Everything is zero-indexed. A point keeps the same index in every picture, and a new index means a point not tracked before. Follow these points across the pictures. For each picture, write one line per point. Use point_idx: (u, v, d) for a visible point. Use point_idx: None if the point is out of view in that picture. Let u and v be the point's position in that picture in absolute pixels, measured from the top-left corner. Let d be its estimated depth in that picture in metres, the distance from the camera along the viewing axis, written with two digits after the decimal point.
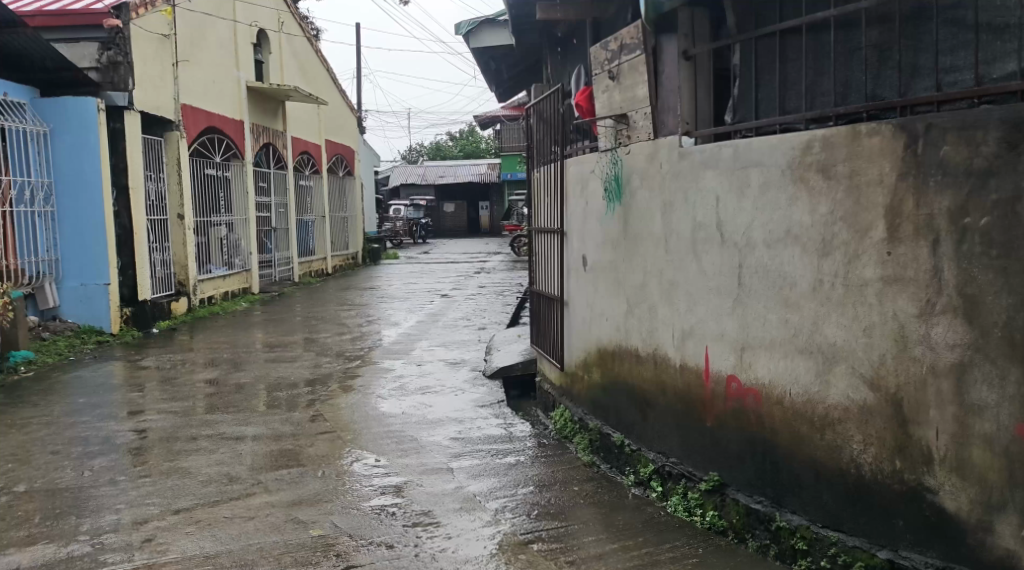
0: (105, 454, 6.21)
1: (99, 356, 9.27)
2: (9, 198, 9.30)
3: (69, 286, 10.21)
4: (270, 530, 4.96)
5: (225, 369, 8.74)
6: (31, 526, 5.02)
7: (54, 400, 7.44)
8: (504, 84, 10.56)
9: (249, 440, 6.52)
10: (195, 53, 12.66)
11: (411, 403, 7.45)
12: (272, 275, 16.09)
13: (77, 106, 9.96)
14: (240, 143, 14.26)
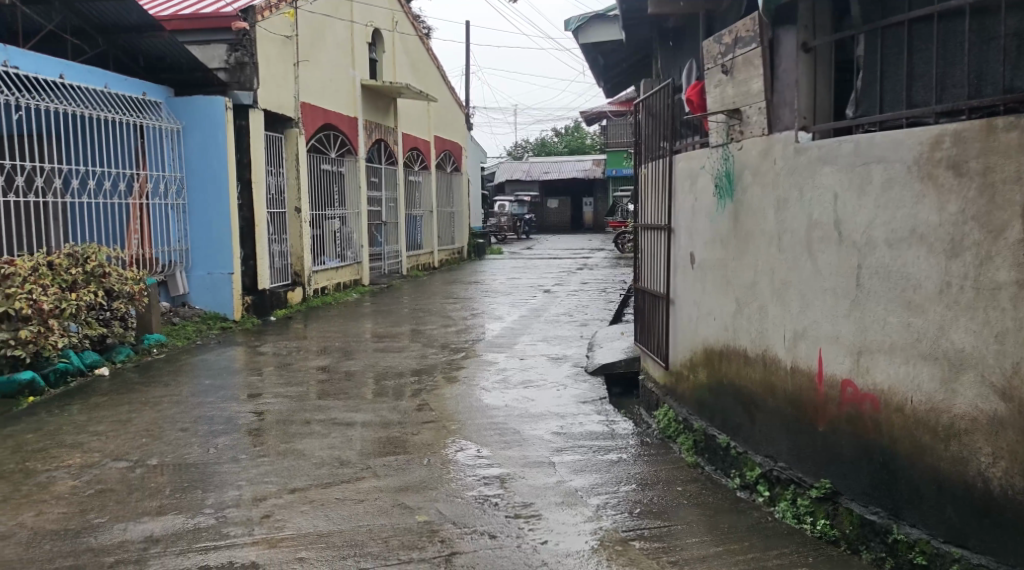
0: (228, 433, 6.52)
1: (222, 340, 9.72)
2: (145, 191, 9.84)
3: (197, 275, 10.74)
4: (378, 513, 5.12)
5: (337, 357, 9.03)
6: (161, 497, 5.32)
7: (182, 381, 7.85)
8: (612, 80, 10.55)
9: (359, 426, 6.72)
10: (315, 52, 13.09)
11: (514, 396, 7.54)
12: (383, 268, 16.51)
13: (208, 105, 10.45)
14: (354, 139, 14.63)
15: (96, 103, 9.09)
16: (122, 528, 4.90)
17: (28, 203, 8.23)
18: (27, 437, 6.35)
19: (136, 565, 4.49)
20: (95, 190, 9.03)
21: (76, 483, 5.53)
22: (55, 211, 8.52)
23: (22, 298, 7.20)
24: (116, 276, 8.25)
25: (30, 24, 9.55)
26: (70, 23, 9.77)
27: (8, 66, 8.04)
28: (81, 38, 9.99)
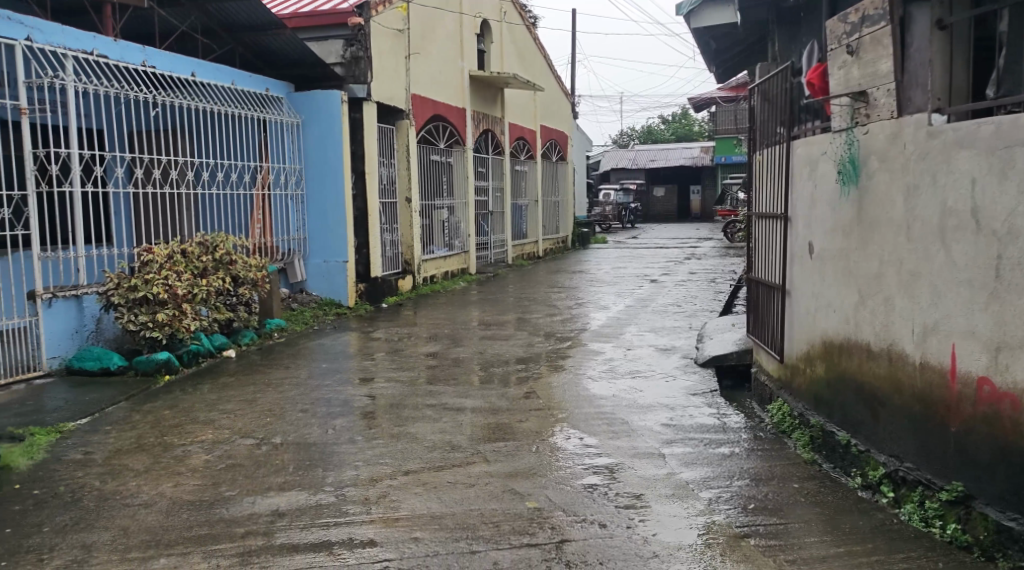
0: (344, 415, 6.71)
1: (338, 326, 10.00)
2: (267, 182, 10.20)
3: (313, 262, 11.07)
4: (489, 498, 5.19)
5: (445, 343, 9.16)
6: (285, 473, 5.56)
7: (301, 364, 8.12)
8: (725, 64, 10.32)
9: (468, 412, 6.82)
10: (425, 44, 13.27)
11: (622, 386, 7.49)
12: (489, 257, 16.66)
13: (326, 98, 10.76)
14: (462, 129, 14.78)
15: (223, 98, 9.48)
16: (251, 501, 5.16)
17: (162, 194, 8.66)
18: (163, 413, 6.70)
19: (263, 537, 4.73)
20: (223, 182, 9.42)
21: (208, 457, 5.83)
22: (186, 202, 8.93)
23: (159, 283, 7.64)
24: (242, 263, 8.57)
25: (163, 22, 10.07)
26: (200, 24, 10.14)
27: (145, 66, 8.47)
28: (210, 38, 10.37)
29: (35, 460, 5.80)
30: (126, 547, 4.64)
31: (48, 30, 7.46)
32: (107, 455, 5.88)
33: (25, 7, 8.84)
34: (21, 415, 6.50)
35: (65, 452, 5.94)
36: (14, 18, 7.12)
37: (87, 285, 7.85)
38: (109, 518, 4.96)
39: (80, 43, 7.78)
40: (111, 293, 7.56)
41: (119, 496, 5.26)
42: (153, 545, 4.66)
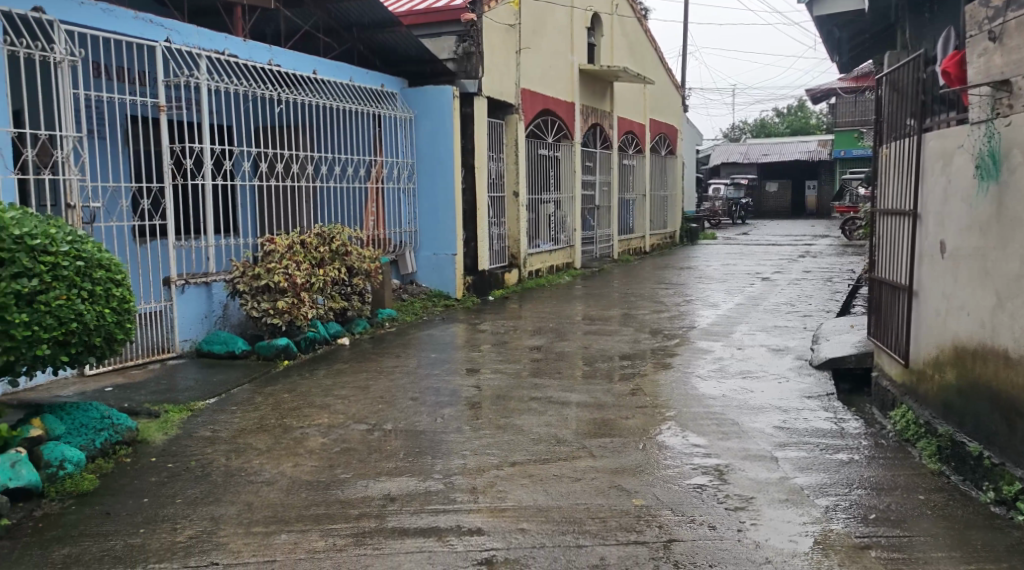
0: (451, 405, 6.76)
1: (446, 317, 10.09)
2: (381, 175, 10.38)
3: (424, 255, 11.22)
4: (595, 493, 5.11)
5: (551, 337, 9.11)
6: (396, 460, 5.67)
7: (410, 353, 8.21)
8: (849, 53, 9.91)
9: (574, 406, 6.76)
10: (536, 39, 13.25)
11: (732, 386, 7.30)
12: (595, 251, 16.53)
13: (438, 94, 10.86)
14: (571, 123, 14.70)
15: (341, 94, 9.69)
16: (364, 484, 5.32)
17: (284, 187, 8.91)
18: (283, 396, 6.90)
19: (376, 520, 4.86)
20: (341, 175, 9.63)
21: (325, 440, 6.03)
22: (306, 195, 9.17)
23: (280, 272, 7.87)
24: (356, 254, 8.68)
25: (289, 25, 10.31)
26: (323, 24, 10.32)
27: (272, 64, 8.72)
28: (332, 37, 10.56)
29: (168, 435, 6.13)
30: (249, 522, 4.90)
31: (185, 32, 7.76)
32: (233, 434, 6.15)
33: (164, 10, 9.23)
34: (155, 392, 6.81)
35: (195, 429, 6.24)
36: (155, 21, 7.44)
37: (216, 273, 8.17)
38: (235, 493, 5.25)
39: (213, 44, 8.07)
40: (237, 281, 7.90)
41: (243, 473, 5.54)
42: (276, 521, 4.91)
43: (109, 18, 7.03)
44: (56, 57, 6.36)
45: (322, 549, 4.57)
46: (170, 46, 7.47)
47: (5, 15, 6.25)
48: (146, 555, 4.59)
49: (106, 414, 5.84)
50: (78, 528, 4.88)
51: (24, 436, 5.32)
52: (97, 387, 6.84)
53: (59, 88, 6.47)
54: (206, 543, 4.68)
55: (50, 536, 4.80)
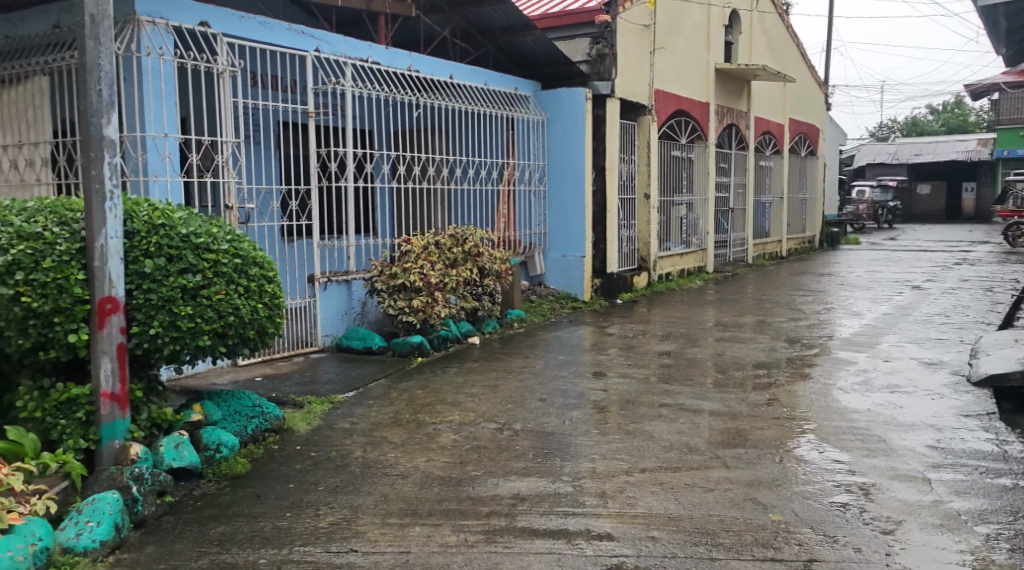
0: (579, 408, 6.77)
1: (574, 319, 10.09)
2: (513, 177, 10.48)
3: (553, 256, 11.26)
4: (730, 505, 5.01)
5: (681, 343, 8.98)
6: (525, 460, 5.74)
7: (538, 354, 8.25)
8: (1015, 45, 9.34)
9: (706, 414, 6.63)
10: (672, 39, 13.10)
11: (879, 401, 7.00)
12: (728, 255, 16.18)
13: (572, 96, 10.87)
14: (706, 124, 14.45)
15: (477, 98, 9.84)
16: (494, 483, 5.41)
17: (420, 189, 9.12)
18: (416, 392, 7.06)
19: (506, 518, 4.93)
20: (474, 177, 9.78)
21: (456, 437, 6.16)
22: (441, 197, 9.35)
23: (416, 272, 8.05)
24: (488, 254, 8.78)
25: (428, 32, 10.61)
26: (460, 30, 10.48)
27: (412, 70, 8.96)
28: (469, 43, 10.73)
29: (312, 425, 6.39)
30: (386, 512, 5.07)
31: (334, 40, 8.06)
32: (370, 426, 6.36)
33: (312, 21, 9.64)
34: (299, 384, 7.10)
35: (336, 420, 6.47)
36: (307, 32, 7.73)
37: (356, 271, 8.44)
38: (372, 484, 5.45)
39: (358, 51, 8.34)
40: (374, 279, 8.15)
41: (380, 465, 5.74)
42: (409, 513, 5.05)
43: (268, 30, 7.35)
44: (219, 68, 6.71)
45: (454, 544, 4.68)
46: (320, 55, 7.76)
47: (176, 29, 6.61)
48: (292, 538, 4.82)
49: (257, 402, 6.17)
50: (233, 508, 5.18)
51: (186, 420, 5.69)
52: (248, 377, 7.19)
53: (221, 98, 6.81)
54: (346, 530, 4.88)
55: (207, 514, 5.12)
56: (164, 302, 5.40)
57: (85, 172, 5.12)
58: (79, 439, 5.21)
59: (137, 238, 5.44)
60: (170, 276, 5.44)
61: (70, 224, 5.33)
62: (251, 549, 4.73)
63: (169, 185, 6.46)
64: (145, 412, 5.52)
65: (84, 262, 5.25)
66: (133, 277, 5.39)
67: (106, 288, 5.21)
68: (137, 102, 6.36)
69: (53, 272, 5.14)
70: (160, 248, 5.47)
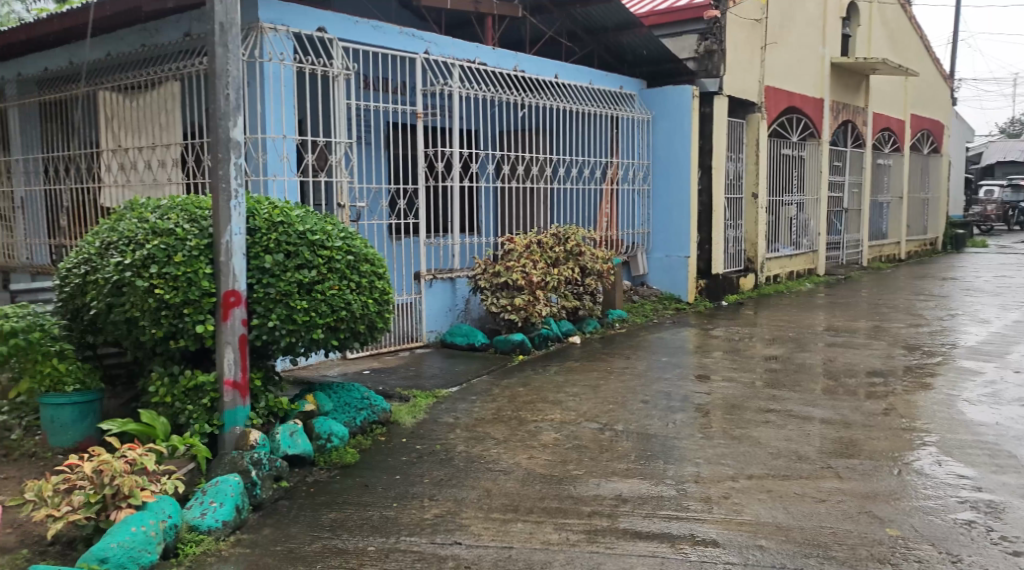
0: (684, 411, 6.75)
1: (677, 320, 10.01)
2: (616, 177, 10.48)
3: (657, 256, 11.21)
4: (844, 517, 4.95)
5: (790, 347, 8.80)
6: (628, 461, 5.80)
7: (641, 355, 8.22)
8: None
9: (818, 422, 6.51)
10: (784, 34, 12.82)
11: (1009, 414, 6.71)
12: (840, 257, 15.74)
13: (677, 94, 10.80)
14: (819, 121, 14.09)
15: (582, 97, 9.88)
16: (596, 483, 5.48)
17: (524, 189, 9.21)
18: (518, 389, 7.16)
19: (608, 519, 5.01)
20: (577, 177, 9.81)
21: (558, 436, 6.23)
22: (543, 196, 9.42)
23: (518, 271, 8.14)
24: (590, 254, 8.79)
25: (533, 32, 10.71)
26: (566, 30, 10.53)
27: (518, 71, 9.07)
28: (575, 42, 10.77)
29: (417, 418, 6.56)
30: (489, 507, 5.19)
31: (442, 43, 8.25)
32: (473, 422, 6.49)
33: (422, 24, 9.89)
34: (405, 378, 7.28)
35: (440, 415, 6.62)
36: (416, 34, 7.94)
37: (460, 269, 8.59)
38: (476, 479, 5.57)
39: (465, 53, 8.50)
40: (478, 278, 8.32)
41: (483, 460, 5.86)
42: (513, 509, 5.16)
43: (380, 34, 7.58)
44: (334, 72, 6.95)
45: (557, 542, 4.78)
46: (429, 57, 7.94)
47: (296, 35, 6.88)
48: (399, 527, 4.98)
49: (366, 395, 6.40)
50: (343, 495, 5.38)
51: (300, 410, 6.00)
52: (356, 370, 7.44)
53: (335, 100, 7.05)
54: (451, 523, 5.02)
55: (320, 500, 5.34)
56: (282, 297, 5.68)
57: (213, 172, 5.42)
58: (204, 424, 5.54)
59: (257, 234, 5.74)
60: (287, 272, 5.72)
61: (199, 221, 5.70)
62: (360, 536, 4.91)
63: (286, 184, 6.72)
64: (263, 400, 5.83)
65: (211, 257, 5.57)
66: (255, 272, 5.69)
67: (230, 282, 5.51)
68: (260, 105, 6.64)
69: (184, 266, 5.48)
70: (279, 244, 5.76)
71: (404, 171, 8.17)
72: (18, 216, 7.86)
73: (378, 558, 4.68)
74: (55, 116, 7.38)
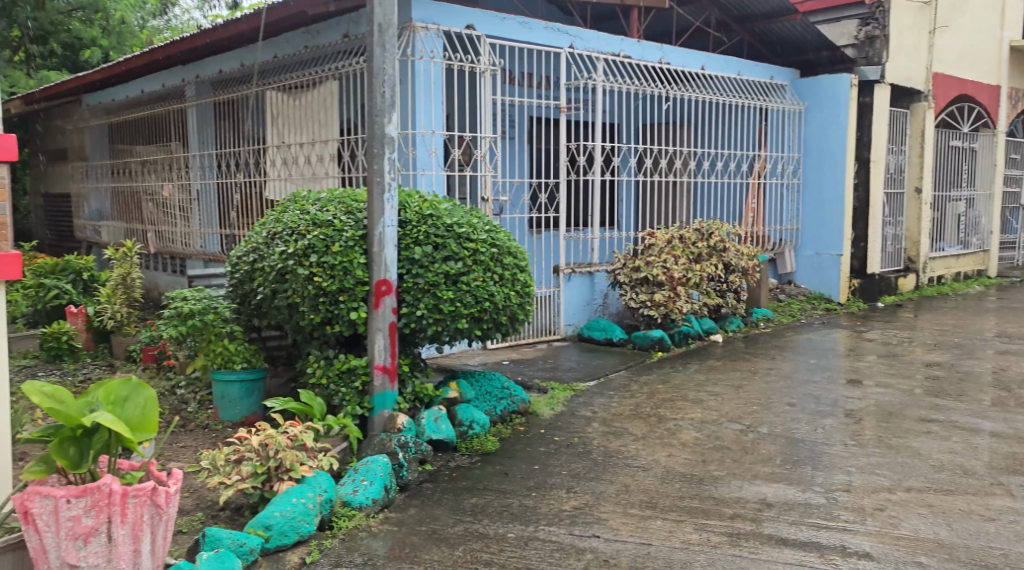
0: (833, 416, 6.50)
1: (827, 321, 9.61)
2: (764, 171, 10.17)
3: (805, 253, 10.80)
4: (1017, 538, 4.73)
5: (956, 354, 8.28)
6: (774, 465, 5.67)
7: (788, 356, 7.96)
8: None
9: (986, 435, 6.11)
10: (956, 18, 12.00)
11: None
12: (1016, 257, 14.64)
13: (834, 84, 10.34)
14: (995, 111, 13.12)
15: (732, 89, 9.62)
16: (739, 485, 5.40)
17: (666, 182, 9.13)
18: (658, 386, 7.11)
19: (752, 523, 4.94)
20: (722, 171, 9.63)
21: (698, 435, 6.15)
22: (686, 190, 9.30)
23: (659, 267, 8.08)
24: (735, 251, 8.55)
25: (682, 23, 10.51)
26: (714, 19, 10.28)
27: (663, 63, 8.97)
28: (723, 31, 10.51)
29: (555, 410, 6.65)
30: (628, 503, 5.22)
31: (588, 37, 8.26)
32: (610, 416, 6.51)
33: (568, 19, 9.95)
34: (543, 369, 7.40)
35: (578, 408, 6.68)
36: (563, 29, 8.01)
37: (600, 263, 8.58)
38: (614, 473, 5.60)
39: (610, 47, 8.49)
40: (618, 272, 8.32)
41: (621, 455, 5.87)
42: (652, 506, 5.17)
43: (527, 30, 7.69)
44: (481, 68, 7.13)
45: (698, 542, 4.77)
46: (574, 52, 7.98)
47: (446, 33, 7.09)
48: (538, 517, 5.08)
49: (506, 385, 6.56)
50: (484, 482, 5.54)
51: (444, 396, 6.19)
52: (496, 360, 7.61)
53: (481, 95, 7.23)
54: (589, 515, 5.08)
55: (462, 485, 5.51)
56: (430, 287, 5.91)
57: (368, 167, 5.69)
58: (356, 406, 5.83)
59: (410, 226, 6.01)
60: (435, 263, 5.93)
61: (355, 213, 6.02)
62: (500, 522, 5.04)
63: (434, 178, 6.96)
64: (409, 386, 6.07)
65: (365, 248, 5.87)
66: (405, 262, 5.94)
67: (382, 271, 5.79)
68: (411, 102, 6.90)
69: (340, 255, 5.80)
70: (428, 236, 5.99)
71: (546, 165, 8.26)
72: (194, 207, 8.53)
73: (518, 545, 4.80)
74: (227, 115, 8.00)
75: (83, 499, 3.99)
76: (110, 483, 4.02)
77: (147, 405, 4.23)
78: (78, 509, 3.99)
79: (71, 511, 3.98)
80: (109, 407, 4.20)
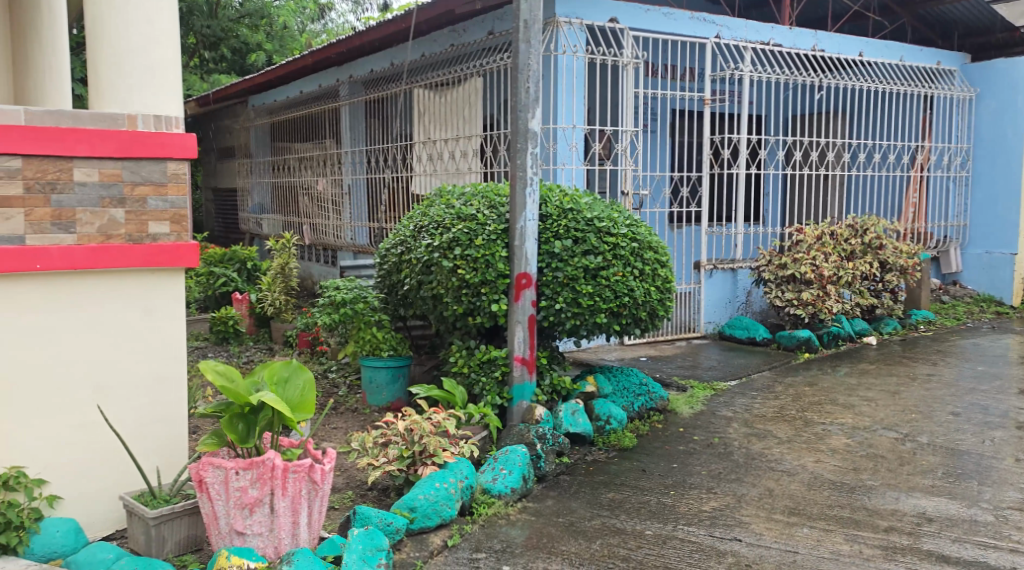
0: (1003, 427, 6.02)
1: (997, 325, 8.88)
2: (926, 163, 9.57)
3: (974, 251, 10.00)
4: None
5: None
6: (935, 477, 5.31)
7: (952, 362, 7.42)
8: None
9: None
10: None
11: None
12: None
13: (1010, 67, 9.47)
14: None
15: (896, 76, 9.05)
16: (895, 497, 5.10)
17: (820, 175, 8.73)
18: (804, 388, 6.81)
19: (909, 537, 4.65)
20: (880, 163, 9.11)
21: (849, 441, 5.86)
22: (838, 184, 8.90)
23: (808, 263, 7.76)
24: (892, 247, 8.09)
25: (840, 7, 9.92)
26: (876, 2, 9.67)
27: (818, 50, 8.53)
28: (885, 14, 9.87)
29: (694, 409, 6.51)
30: (772, 508, 5.04)
31: (736, 25, 7.97)
32: (753, 417, 6.31)
33: (715, 8, 9.64)
34: (682, 367, 7.26)
35: (718, 408, 6.51)
36: (709, 18, 7.78)
37: (743, 260, 8.30)
38: (757, 476, 5.42)
39: (760, 34, 8.16)
40: (762, 269, 8.01)
41: (765, 458, 5.68)
42: (798, 513, 4.97)
43: (671, 21, 7.54)
44: (624, 61, 7.05)
45: (849, 554, 4.54)
46: (719, 41, 7.76)
47: (590, 28, 7.08)
48: (677, 516, 5.01)
49: (644, 381, 6.49)
50: (621, 477, 5.52)
51: (582, 390, 6.20)
52: (634, 356, 7.54)
53: (624, 88, 7.15)
54: (731, 518, 4.95)
55: (599, 479, 5.51)
56: (569, 281, 5.92)
57: (512, 161, 5.75)
58: (496, 396, 5.91)
59: (550, 220, 6.07)
60: (575, 257, 5.94)
61: (498, 207, 6.13)
62: (637, 519, 4.99)
63: (574, 173, 6.98)
64: (548, 377, 6.12)
65: (507, 241, 5.95)
66: (545, 256, 5.99)
67: (523, 264, 5.85)
68: (552, 97, 6.94)
69: (484, 248, 5.90)
70: (568, 231, 6.02)
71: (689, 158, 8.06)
72: (346, 200, 8.96)
73: (656, 543, 4.73)
74: (376, 112, 8.35)
75: (250, 471, 4.20)
76: (273, 459, 4.21)
77: (306, 387, 4.43)
78: (246, 480, 4.21)
79: (240, 482, 4.20)
80: (273, 386, 4.41)
